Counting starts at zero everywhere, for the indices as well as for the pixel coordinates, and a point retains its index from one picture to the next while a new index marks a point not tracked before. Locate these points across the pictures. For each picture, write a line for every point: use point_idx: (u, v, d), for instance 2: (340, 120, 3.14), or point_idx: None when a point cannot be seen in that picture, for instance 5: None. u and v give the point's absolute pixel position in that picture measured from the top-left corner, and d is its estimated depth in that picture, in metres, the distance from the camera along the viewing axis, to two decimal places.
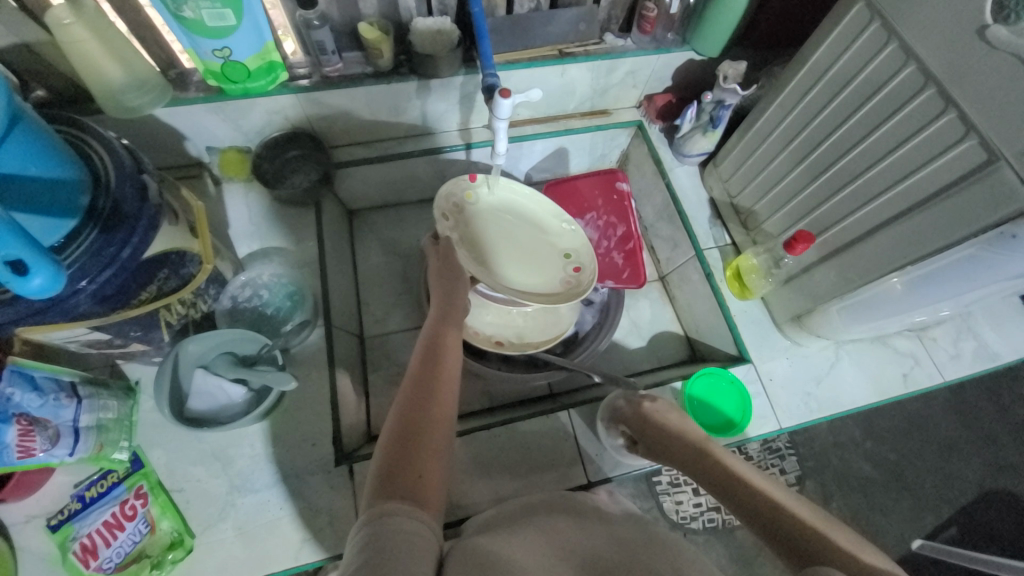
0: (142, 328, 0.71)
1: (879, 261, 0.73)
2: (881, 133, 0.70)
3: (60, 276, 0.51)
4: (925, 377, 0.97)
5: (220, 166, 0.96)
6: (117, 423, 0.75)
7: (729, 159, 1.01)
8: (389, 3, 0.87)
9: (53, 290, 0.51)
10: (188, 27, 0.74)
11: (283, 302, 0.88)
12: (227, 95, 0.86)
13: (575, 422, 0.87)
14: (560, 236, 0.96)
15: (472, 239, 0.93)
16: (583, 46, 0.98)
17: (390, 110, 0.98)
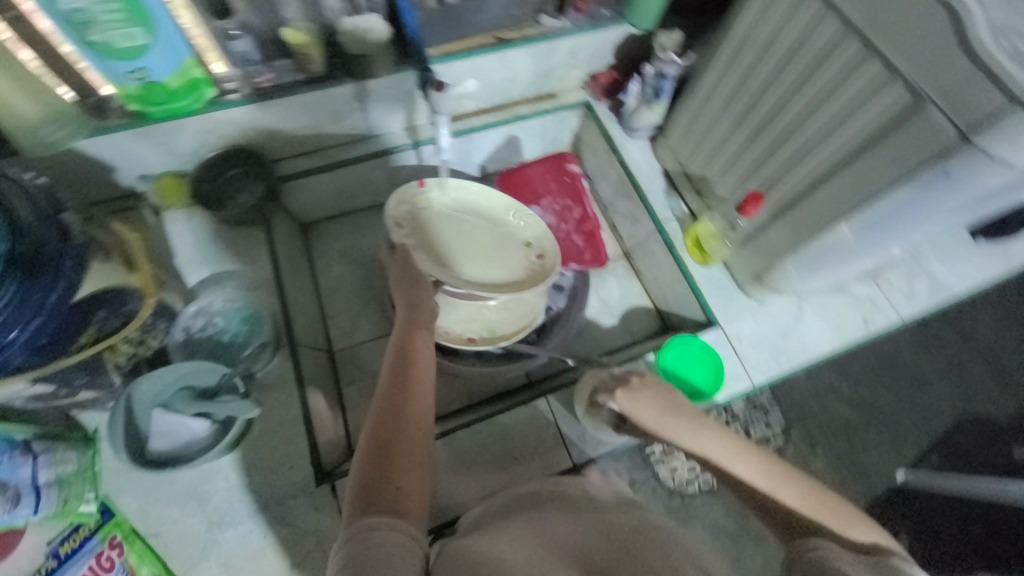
0: (88, 374, 0.68)
1: (826, 213, 0.75)
2: (814, 88, 0.72)
3: None
4: (883, 318, 1.01)
5: (157, 193, 0.91)
6: (78, 475, 0.71)
7: (677, 129, 1.02)
8: (311, 5, 0.84)
9: None
10: (99, 51, 0.70)
11: (240, 326, 0.85)
12: (150, 118, 0.83)
13: (555, 407, 0.87)
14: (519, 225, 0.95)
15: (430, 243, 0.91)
16: (519, 31, 0.97)
17: (329, 117, 0.95)
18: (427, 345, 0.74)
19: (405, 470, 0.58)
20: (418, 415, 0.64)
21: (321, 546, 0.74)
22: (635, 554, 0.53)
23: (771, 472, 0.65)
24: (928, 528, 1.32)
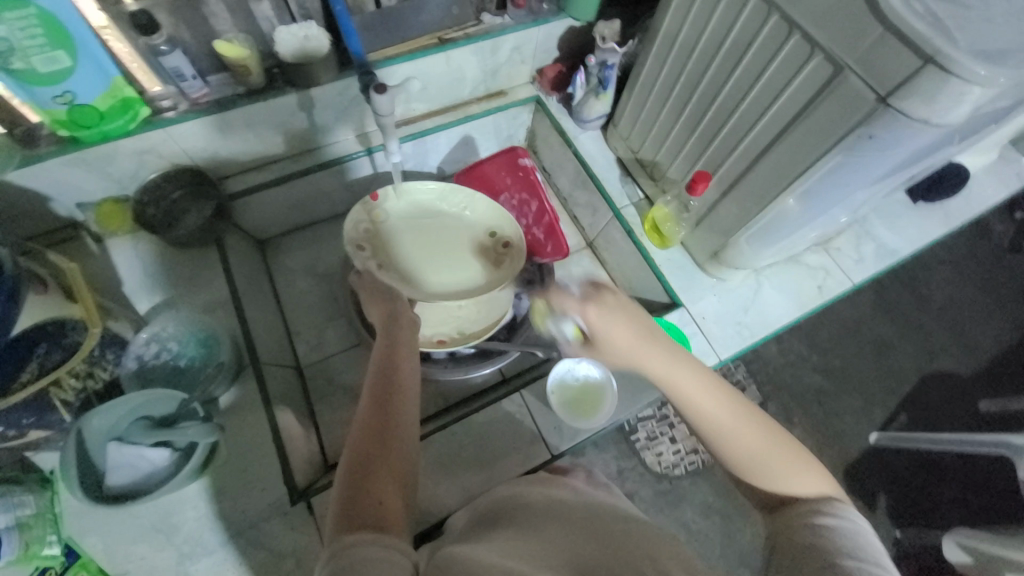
0: (34, 414, 0.64)
1: (769, 185, 0.78)
2: (745, 66, 0.74)
3: None
4: (838, 284, 1.06)
5: (98, 221, 0.87)
6: (39, 518, 0.67)
7: (626, 117, 1.03)
8: (242, 16, 0.82)
9: None
10: (19, 77, 0.69)
11: (197, 349, 0.81)
12: (82, 144, 0.79)
13: (529, 400, 0.88)
14: (479, 217, 0.95)
15: (396, 258, 0.91)
16: (461, 30, 0.97)
17: (275, 129, 0.93)
18: (411, 352, 0.72)
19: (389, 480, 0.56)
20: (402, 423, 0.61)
21: (301, 565, 0.72)
22: (616, 550, 0.53)
23: (744, 416, 0.56)
24: (910, 486, 1.35)
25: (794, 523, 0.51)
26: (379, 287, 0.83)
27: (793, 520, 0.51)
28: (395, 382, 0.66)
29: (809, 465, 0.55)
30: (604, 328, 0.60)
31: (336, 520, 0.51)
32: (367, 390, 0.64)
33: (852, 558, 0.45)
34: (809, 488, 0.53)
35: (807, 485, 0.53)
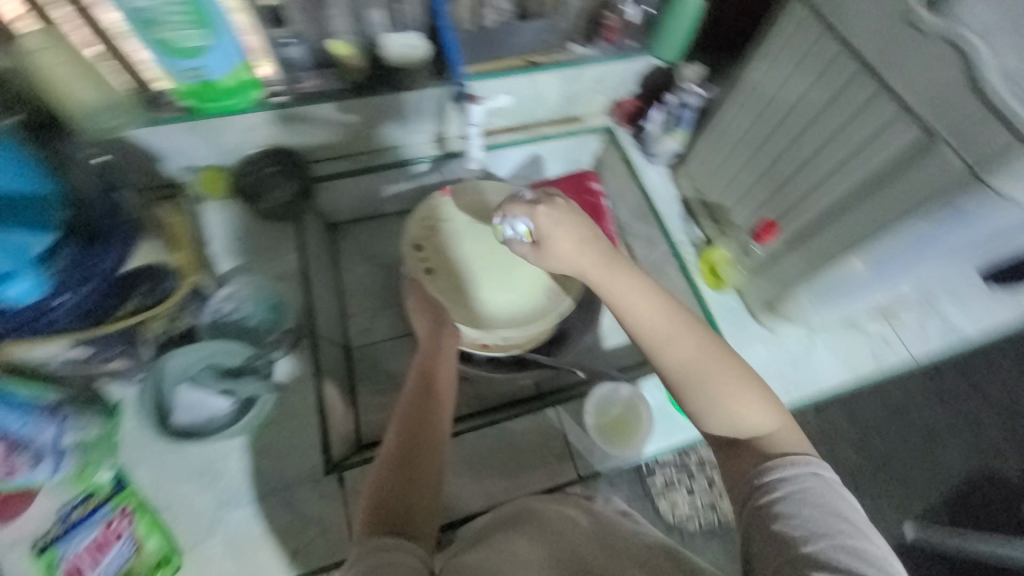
0: (125, 342, 0.70)
1: (838, 243, 0.78)
2: (829, 125, 0.76)
3: (40, 285, 0.59)
4: (894, 357, 1.02)
5: (199, 184, 0.96)
6: (101, 441, 0.74)
7: (696, 158, 1.05)
8: (361, 20, 0.90)
9: (30, 298, 0.59)
10: (165, 49, 0.77)
11: (264, 313, 0.88)
12: (200, 115, 0.88)
13: (563, 418, 0.88)
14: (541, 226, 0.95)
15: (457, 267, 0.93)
16: (547, 55, 1.03)
17: (363, 125, 1.00)
18: (449, 366, 0.79)
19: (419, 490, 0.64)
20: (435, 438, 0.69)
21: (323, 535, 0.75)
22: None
23: (681, 330, 0.64)
24: None
25: (746, 460, 0.58)
26: (429, 298, 0.89)
27: (749, 468, 0.57)
28: (434, 400, 0.73)
29: (759, 397, 0.62)
30: (553, 233, 0.64)
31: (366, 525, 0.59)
32: (408, 402, 0.72)
33: (814, 540, 0.48)
34: (743, 410, 0.61)
35: (757, 421, 0.61)
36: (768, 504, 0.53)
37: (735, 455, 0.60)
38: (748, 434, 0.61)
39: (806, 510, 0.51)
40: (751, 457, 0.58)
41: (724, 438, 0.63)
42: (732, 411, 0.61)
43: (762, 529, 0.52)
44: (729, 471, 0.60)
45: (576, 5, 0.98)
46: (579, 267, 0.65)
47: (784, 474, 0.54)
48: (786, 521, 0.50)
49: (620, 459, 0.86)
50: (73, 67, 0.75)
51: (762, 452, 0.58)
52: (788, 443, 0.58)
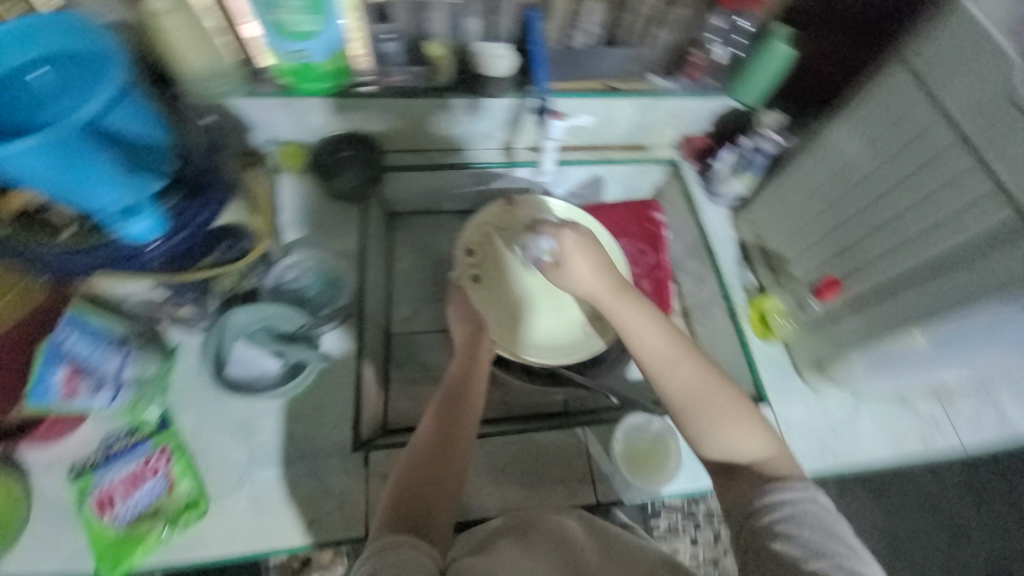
0: (197, 292, 0.74)
1: (908, 312, 0.76)
2: (914, 194, 0.74)
3: (157, 225, 0.62)
4: (941, 442, 0.97)
5: (280, 157, 1.01)
6: (155, 380, 0.77)
7: (762, 204, 1.04)
8: (458, 26, 0.94)
9: (146, 237, 0.62)
10: (277, 28, 0.81)
11: (322, 286, 0.92)
12: (293, 93, 0.93)
13: (591, 440, 0.87)
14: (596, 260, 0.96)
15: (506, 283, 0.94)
16: (627, 83, 1.03)
17: (440, 124, 1.04)
18: (483, 375, 0.81)
19: (434, 492, 0.65)
20: (459, 441, 0.70)
21: (341, 509, 0.76)
22: None
23: (682, 357, 0.65)
24: None
25: (747, 485, 0.60)
26: (472, 310, 0.92)
27: (747, 493, 0.59)
28: (463, 406, 0.74)
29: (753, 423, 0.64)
30: (573, 256, 0.66)
31: (384, 521, 0.60)
32: (437, 409, 0.73)
33: (818, 559, 0.50)
34: (742, 440, 0.63)
35: (752, 448, 0.63)
36: (768, 527, 0.55)
37: (733, 482, 0.62)
38: (745, 461, 0.63)
39: (804, 530, 0.53)
40: (753, 483, 0.60)
41: (722, 464, 0.65)
42: (727, 440, 0.64)
43: (762, 552, 0.53)
44: (729, 497, 0.61)
45: (666, 38, 0.99)
46: (591, 292, 0.67)
47: (781, 501, 0.56)
48: (791, 542, 0.52)
49: (641, 492, 0.84)
50: (192, 30, 0.81)
51: (761, 476, 0.61)
52: (782, 467, 0.61)
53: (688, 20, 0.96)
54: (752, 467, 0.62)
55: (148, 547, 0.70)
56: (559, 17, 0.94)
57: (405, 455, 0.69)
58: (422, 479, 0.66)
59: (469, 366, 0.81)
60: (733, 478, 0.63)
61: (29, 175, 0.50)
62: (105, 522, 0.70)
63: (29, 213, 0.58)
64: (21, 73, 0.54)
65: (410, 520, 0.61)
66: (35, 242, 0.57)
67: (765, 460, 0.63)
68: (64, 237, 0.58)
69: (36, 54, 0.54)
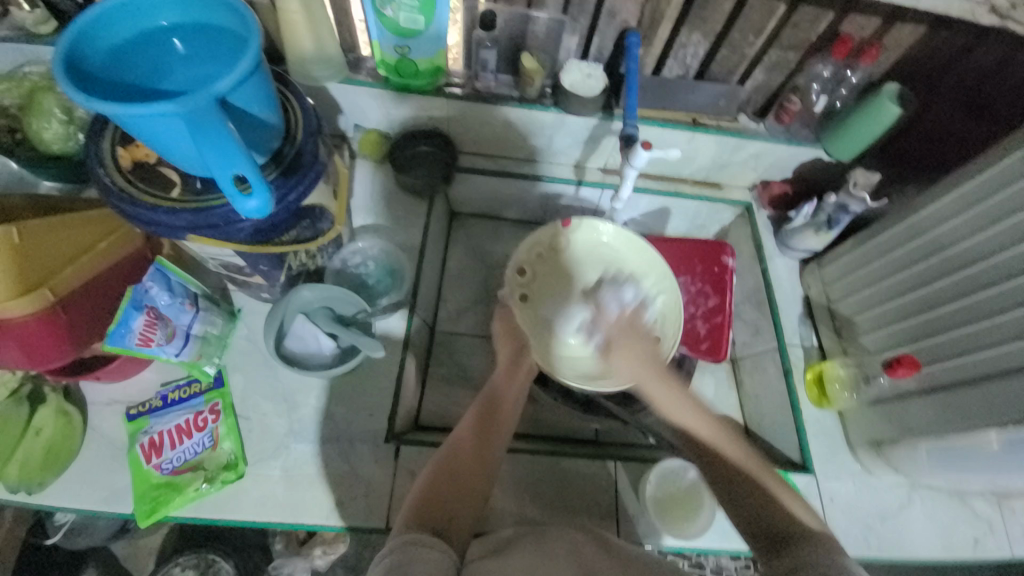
0: (270, 264, 0.76)
1: (986, 407, 0.71)
2: (1014, 285, 0.69)
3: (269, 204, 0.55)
4: (996, 548, 0.89)
5: (360, 143, 1.03)
6: (216, 339, 0.81)
7: (836, 263, 0.99)
8: (554, 41, 0.94)
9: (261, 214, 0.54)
10: (385, 23, 0.85)
11: (383, 277, 0.95)
12: (389, 85, 0.96)
13: (620, 477, 0.85)
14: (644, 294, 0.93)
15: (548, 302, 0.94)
16: (716, 120, 1.01)
17: (521, 134, 1.04)
18: (519, 393, 0.81)
19: (458, 496, 0.63)
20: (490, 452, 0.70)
21: (367, 497, 0.77)
22: None
23: (727, 442, 0.64)
24: None
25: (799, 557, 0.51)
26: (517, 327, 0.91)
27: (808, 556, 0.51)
28: (498, 419, 0.74)
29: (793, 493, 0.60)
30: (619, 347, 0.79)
31: (405, 517, 0.58)
32: (471, 420, 0.73)
33: None
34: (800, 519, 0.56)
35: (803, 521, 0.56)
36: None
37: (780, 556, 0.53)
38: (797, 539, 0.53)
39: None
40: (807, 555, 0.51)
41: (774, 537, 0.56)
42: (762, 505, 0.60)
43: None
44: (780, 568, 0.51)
45: (762, 80, 0.96)
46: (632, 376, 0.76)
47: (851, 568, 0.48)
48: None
49: (667, 541, 0.81)
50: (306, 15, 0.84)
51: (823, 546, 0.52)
52: None
53: (791, 65, 0.93)
54: (807, 542, 0.53)
55: (184, 500, 0.73)
56: (656, 45, 0.93)
57: (438, 458, 0.68)
58: (449, 481, 0.64)
59: (509, 381, 0.81)
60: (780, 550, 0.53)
61: (158, 132, 0.50)
62: (150, 467, 0.75)
63: (142, 165, 0.61)
64: (162, 39, 0.57)
65: (429, 518, 0.58)
66: (147, 198, 0.59)
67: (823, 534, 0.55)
68: (170, 195, 0.59)
69: (176, 22, 0.57)
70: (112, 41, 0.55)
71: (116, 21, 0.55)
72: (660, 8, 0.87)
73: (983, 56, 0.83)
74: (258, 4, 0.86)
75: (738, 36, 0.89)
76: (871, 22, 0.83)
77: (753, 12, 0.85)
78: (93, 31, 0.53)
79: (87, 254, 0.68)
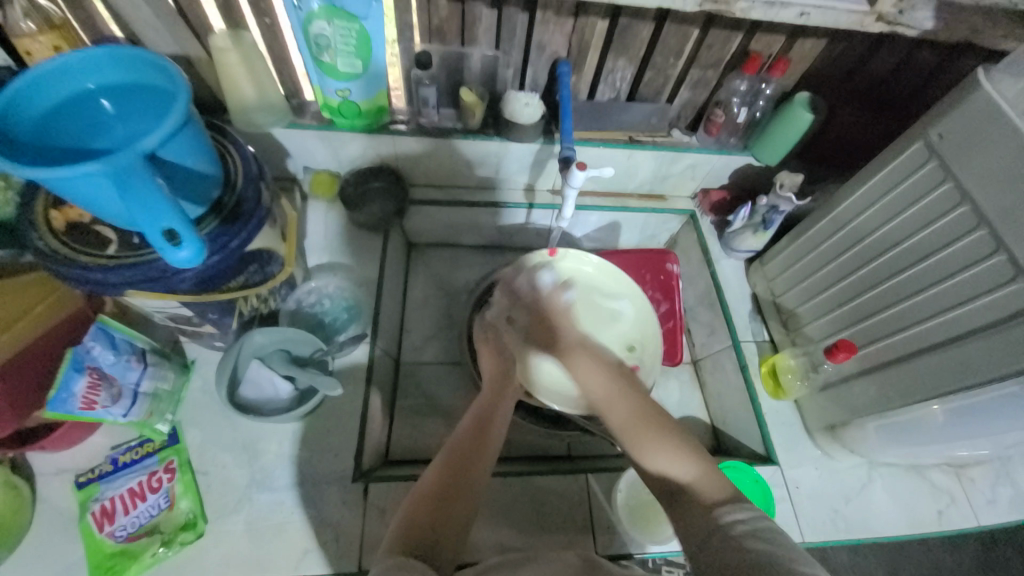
0: (220, 312, 0.76)
1: (923, 383, 0.75)
2: (931, 263, 0.74)
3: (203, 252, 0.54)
4: (959, 518, 0.93)
5: (311, 184, 1.05)
6: (169, 395, 0.80)
7: (776, 261, 1.04)
8: (490, 74, 0.98)
9: (195, 264, 0.54)
10: (323, 69, 0.87)
11: (340, 313, 0.95)
12: (335, 126, 0.97)
13: (593, 489, 0.86)
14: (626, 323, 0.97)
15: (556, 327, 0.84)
16: (651, 137, 1.08)
17: (467, 163, 1.07)
18: (502, 404, 0.77)
19: (446, 516, 0.59)
20: (483, 469, 0.65)
21: (336, 542, 0.75)
22: None
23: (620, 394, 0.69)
24: None
25: (687, 514, 0.53)
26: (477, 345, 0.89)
27: (687, 516, 0.52)
28: (486, 438, 0.69)
29: (670, 435, 0.61)
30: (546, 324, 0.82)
31: (410, 508, 0.59)
32: (455, 440, 0.68)
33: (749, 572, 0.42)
34: (676, 466, 0.58)
35: (683, 470, 0.57)
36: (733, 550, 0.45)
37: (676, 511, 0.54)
38: (679, 482, 0.57)
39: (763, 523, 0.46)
40: (687, 508, 0.53)
41: (665, 492, 0.58)
42: (658, 461, 0.60)
43: (704, 545, 0.48)
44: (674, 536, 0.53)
45: (689, 97, 1.03)
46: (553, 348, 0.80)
47: (728, 522, 0.48)
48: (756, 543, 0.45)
49: (649, 548, 0.82)
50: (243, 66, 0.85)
51: (697, 500, 0.53)
52: (712, 488, 0.54)
53: (712, 82, 1.00)
54: (683, 493, 0.55)
55: (140, 567, 0.69)
56: (587, 72, 0.99)
57: (416, 488, 0.62)
58: (431, 509, 0.59)
59: (493, 402, 0.76)
60: (676, 503, 0.55)
61: (90, 191, 0.50)
62: (103, 536, 0.71)
63: (77, 226, 0.61)
64: (92, 103, 0.58)
65: (422, 536, 0.56)
66: (84, 258, 0.59)
67: (694, 481, 0.56)
68: (108, 252, 0.59)
69: (106, 85, 0.59)
70: (41, 107, 0.56)
71: (44, 89, 0.56)
72: (585, 38, 0.92)
73: (878, 62, 0.91)
74: (195, 57, 0.87)
75: (660, 59, 0.96)
76: (776, 40, 0.91)
77: (670, 37, 0.91)
78: (21, 101, 0.54)
79: (22, 321, 0.67)
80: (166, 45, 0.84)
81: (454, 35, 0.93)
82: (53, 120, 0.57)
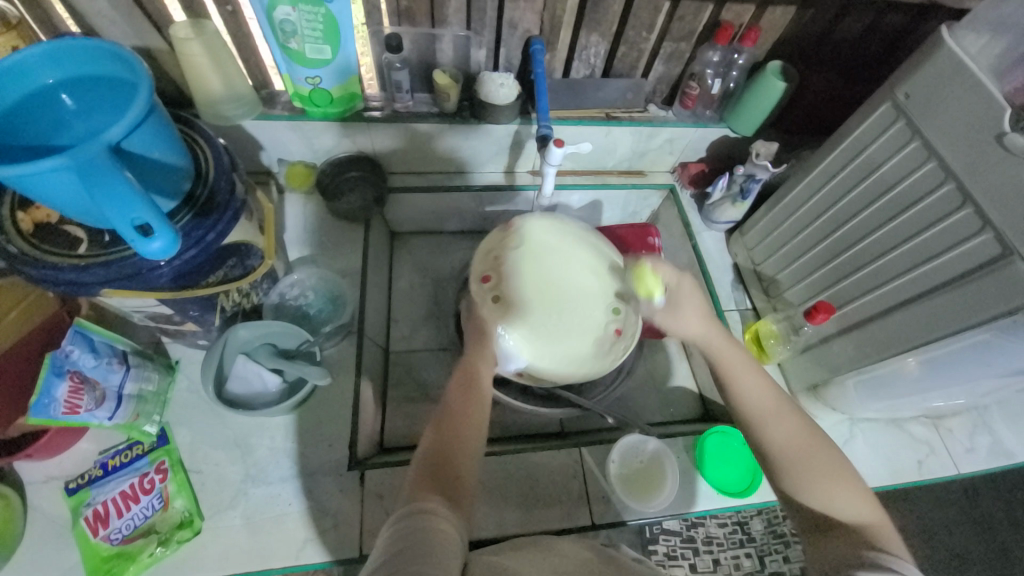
0: (201, 308, 0.74)
1: (896, 338, 0.78)
2: (901, 220, 0.76)
3: (177, 242, 0.53)
4: (939, 466, 0.97)
5: (287, 177, 1.02)
6: (154, 396, 0.78)
7: (756, 229, 1.06)
8: (463, 56, 0.97)
9: (169, 254, 0.52)
10: (291, 56, 0.85)
11: (325, 304, 0.95)
12: (306, 116, 0.95)
13: (587, 461, 0.87)
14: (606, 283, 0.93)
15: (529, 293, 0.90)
16: (628, 112, 1.07)
17: (447, 149, 1.06)
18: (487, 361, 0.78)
19: (456, 470, 0.61)
20: (470, 441, 0.65)
21: (336, 530, 0.75)
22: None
23: (782, 409, 0.63)
24: None
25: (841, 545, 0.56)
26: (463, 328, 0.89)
27: (846, 552, 0.55)
28: (469, 396, 0.69)
29: (847, 476, 0.60)
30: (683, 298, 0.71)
31: (414, 485, 0.58)
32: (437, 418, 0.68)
33: None
34: (848, 508, 0.59)
35: (862, 510, 0.59)
36: None
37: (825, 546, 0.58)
38: (854, 522, 0.58)
39: None
40: (852, 545, 0.55)
41: (813, 522, 0.60)
42: (833, 499, 0.59)
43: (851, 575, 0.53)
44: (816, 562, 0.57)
45: (663, 70, 1.03)
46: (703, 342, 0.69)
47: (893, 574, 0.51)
48: None
49: (697, 505, 0.87)
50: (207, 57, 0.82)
51: (858, 541, 0.56)
52: (889, 539, 0.56)
53: (685, 54, 1.00)
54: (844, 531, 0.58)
55: (139, 568, 0.69)
56: (560, 49, 0.98)
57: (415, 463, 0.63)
58: (442, 466, 0.61)
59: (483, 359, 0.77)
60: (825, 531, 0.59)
61: (55, 187, 0.49)
62: (98, 540, 0.70)
63: (45, 227, 0.59)
64: (52, 99, 0.57)
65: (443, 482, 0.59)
66: (55, 258, 0.57)
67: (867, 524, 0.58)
68: (79, 252, 0.58)
69: (66, 79, 0.57)
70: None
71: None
72: (556, 14, 0.91)
73: (847, 28, 0.92)
74: (156, 49, 0.84)
75: (632, 33, 0.95)
76: (747, 9, 0.91)
77: (641, 11, 0.91)
78: None
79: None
80: (127, 38, 0.82)
81: (423, 17, 0.91)
82: (12, 118, 0.55)
